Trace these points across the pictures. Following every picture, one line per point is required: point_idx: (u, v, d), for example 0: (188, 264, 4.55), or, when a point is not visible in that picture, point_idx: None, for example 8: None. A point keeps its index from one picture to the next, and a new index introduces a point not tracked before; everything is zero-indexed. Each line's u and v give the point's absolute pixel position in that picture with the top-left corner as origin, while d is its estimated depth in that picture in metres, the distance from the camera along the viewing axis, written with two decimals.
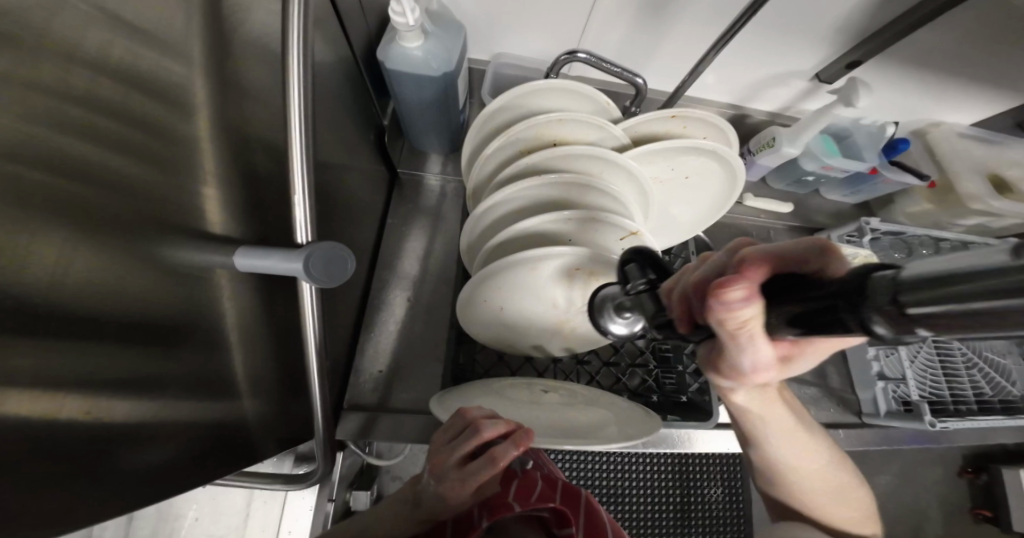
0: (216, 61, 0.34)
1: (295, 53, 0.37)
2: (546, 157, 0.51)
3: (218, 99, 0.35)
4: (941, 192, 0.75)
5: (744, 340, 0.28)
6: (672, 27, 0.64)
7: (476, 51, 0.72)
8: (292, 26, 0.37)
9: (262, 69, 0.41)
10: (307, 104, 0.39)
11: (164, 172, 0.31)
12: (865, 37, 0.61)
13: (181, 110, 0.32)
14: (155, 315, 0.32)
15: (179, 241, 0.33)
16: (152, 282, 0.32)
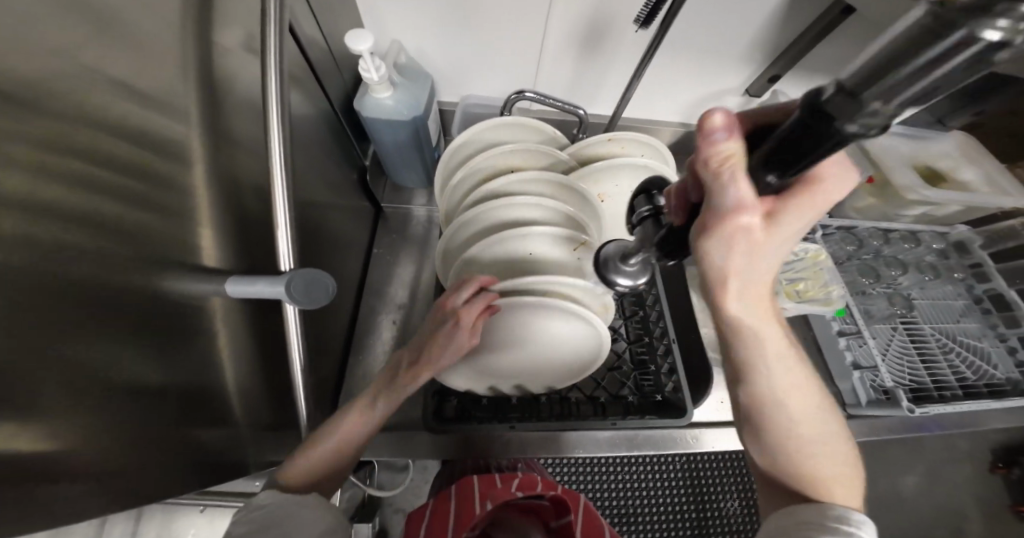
0: (205, 120, 0.42)
1: (275, 112, 0.45)
2: (501, 185, 0.58)
3: (206, 151, 0.42)
4: (879, 187, 0.80)
5: (733, 185, 0.26)
6: (612, 61, 0.73)
7: (443, 95, 0.81)
8: (271, 92, 0.45)
9: (244, 124, 0.48)
10: (287, 153, 0.47)
11: (165, 213, 0.38)
12: (779, 54, 0.68)
13: (178, 164, 0.39)
14: (162, 336, 0.39)
15: (177, 272, 0.40)
16: (157, 306, 0.38)
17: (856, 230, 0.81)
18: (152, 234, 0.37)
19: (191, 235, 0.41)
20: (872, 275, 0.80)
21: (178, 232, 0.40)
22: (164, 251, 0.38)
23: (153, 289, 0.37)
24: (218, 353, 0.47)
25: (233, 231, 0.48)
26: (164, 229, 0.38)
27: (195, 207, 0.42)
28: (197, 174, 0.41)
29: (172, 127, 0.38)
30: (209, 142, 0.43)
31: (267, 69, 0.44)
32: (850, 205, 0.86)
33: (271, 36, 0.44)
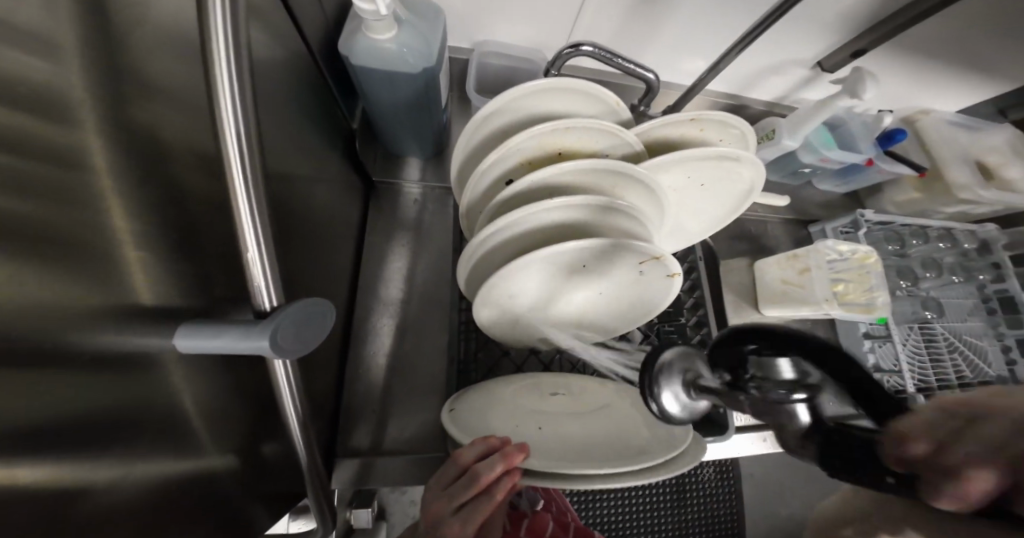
0: (94, 62, 0.25)
1: (225, 57, 0.28)
2: (552, 175, 0.45)
3: (106, 113, 0.26)
4: (929, 181, 0.73)
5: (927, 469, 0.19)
6: (674, 11, 0.58)
7: (451, 40, 0.64)
8: (214, 21, 0.28)
9: (169, 70, 0.32)
10: (249, 120, 0.30)
11: (32, 220, 0.22)
12: (872, 25, 0.57)
13: (45, 136, 0.23)
14: (72, 426, 0.25)
15: (81, 323, 0.25)
16: (44, 377, 0.23)
17: (894, 226, 0.76)
18: (9, 276, 0.21)
19: (104, 260, 0.26)
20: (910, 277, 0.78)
21: (66, 263, 0.24)
22: (38, 296, 0.23)
23: (27, 365, 0.22)
24: (179, 411, 0.33)
25: (177, 238, 0.33)
26: (39, 262, 0.23)
27: (100, 216, 0.26)
28: (94, 156, 0.25)
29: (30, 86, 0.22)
30: (113, 107, 0.27)
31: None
32: (890, 198, 0.79)
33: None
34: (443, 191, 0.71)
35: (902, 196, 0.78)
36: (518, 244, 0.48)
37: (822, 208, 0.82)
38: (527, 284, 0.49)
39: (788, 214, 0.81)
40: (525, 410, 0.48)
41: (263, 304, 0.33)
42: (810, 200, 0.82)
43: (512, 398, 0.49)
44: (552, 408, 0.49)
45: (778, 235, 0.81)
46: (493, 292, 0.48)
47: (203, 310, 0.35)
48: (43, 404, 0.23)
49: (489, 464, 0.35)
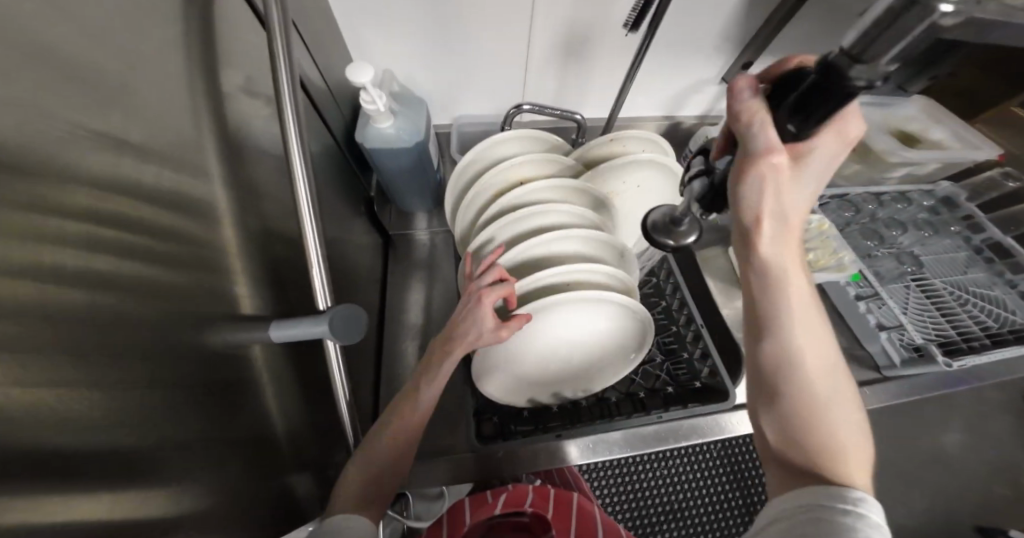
0: (230, 175, 0.43)
1: (297, 154, 0.45)
2: (515, 197, 0.60)
3: (234, 204, 0.43)
4: (863, 153, 0.83)
5: (762, 131, 0.32)
6: (596, 63, 0.77)
7: (437, 119, 0.85)
8: (289, 133, 0.44)
9: (259, 174, 0.49)
10: (314, 204, 0.47)
11: (200, 271, 0.37)
12: (746, 42, 0.73)
13: (209, 220, 0.39)
14: (207, 388, 0.37)
15: (218, 322, 0.39)
16: (203, 356, 0.36)
17: (848, 198, 0.84)
18: (186, 287, 0.35)
19: (223, 281, 0.40)
20: (875, 236, 0.83)
21: (208, 286, 0.38)
22: (198, 297, 0.36)
23: (192, 343, 0.35)
24: (261, 385, 0.45)
25: (261, 271, 0.47)
26: (204, 286, 0.37)
27: (229, 263, 0.41)
28: (228, 228, 0.42)
29: (200, 186, 0.38)
30: (236, 202, 0.44)
31: (284, 115, 0.44)
32: (839, 174, 0.89)
33: (283, 82, 0.44)
34: (446, 234, 0.86)
35: (848, 169, 0.87)
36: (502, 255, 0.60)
37: None
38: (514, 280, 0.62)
39: None
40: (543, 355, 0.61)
41: (320, 302, 0.47)
42: None
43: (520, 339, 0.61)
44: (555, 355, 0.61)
45: None
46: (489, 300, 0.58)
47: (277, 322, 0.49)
48: (197, 373, 0.36)
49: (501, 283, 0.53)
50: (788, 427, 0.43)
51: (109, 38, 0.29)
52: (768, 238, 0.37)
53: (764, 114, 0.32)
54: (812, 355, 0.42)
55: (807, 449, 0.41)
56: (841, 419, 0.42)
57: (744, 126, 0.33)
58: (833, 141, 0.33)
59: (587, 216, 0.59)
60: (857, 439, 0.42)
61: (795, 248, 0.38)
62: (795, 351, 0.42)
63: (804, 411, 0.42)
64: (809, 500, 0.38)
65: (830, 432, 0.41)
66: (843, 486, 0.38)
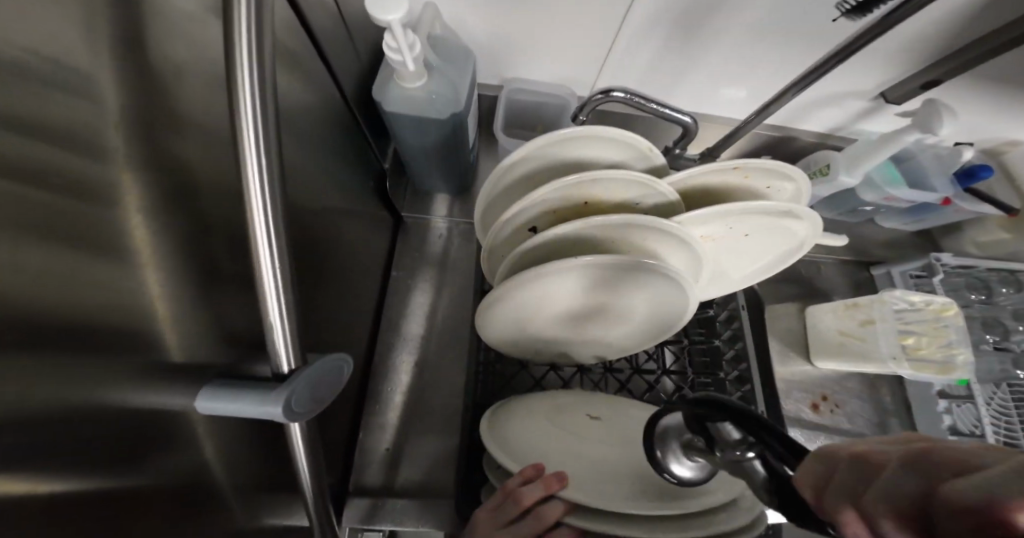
0: (138, 146, 0.26)
1: (250, 90, 0.26)
2: (576, 230, 0.43)
3: (150, 193, 0.27)
4: (1021, 221, 0.64)
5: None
6: (715, 40, 0.56)
7: (482, 77, 0.65)
8: (239, 52, 0.26)
9: (205, 145, 0.32)
10: (279, 227, 0.29)
11: (51, 323, 0.21)
12: (948, 54, 0.51)
13: (85, 228, 0.23)
14: (106, 497, 0.25)
15: (112, 393, 0.25)
16: (67, 459, 0.23)
17: (978, 273, 0.66)
18: (43, 365, 0.21)
19: (137, 330, 0.26)
20: (998, 330, 0.66)
21: (82, 342, 0.23)
22: (75, 373, 0.23)
23: (60, 448, 0.22)
24: (195, 451, 0.33)
25: (206, 294, 0.33)
26: (74, 346, 0.23)
27: (138, 294, 0.26)
28: (135, 237, 0.26)
29: (78, 176, 0.22)
30: (152, 191, 0.27)
31: (231, 21, 0.25)
32: (971, 238, 0.70)
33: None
34: (469, 226, 0.70)
35: (988, 236, 0.68)
36: (528, 297, 0.46)
37: (887, 247, 0.74)
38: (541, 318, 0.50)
39: (845, 253, 0.73)
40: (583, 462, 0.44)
41: (282, 365, 0.32)
42: (872, 239, 0.75)
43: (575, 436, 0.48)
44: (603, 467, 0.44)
45: (832, 277, 0.73)
46: (500, 313, 0.49)
47: (230, 362, 0.36)
48: (81, 488, 0.24)
49: (530, 488, 0.37)
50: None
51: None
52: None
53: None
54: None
55: None
56: None
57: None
58: None
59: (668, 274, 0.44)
60: None
61: None
62: None
63: None
64: None
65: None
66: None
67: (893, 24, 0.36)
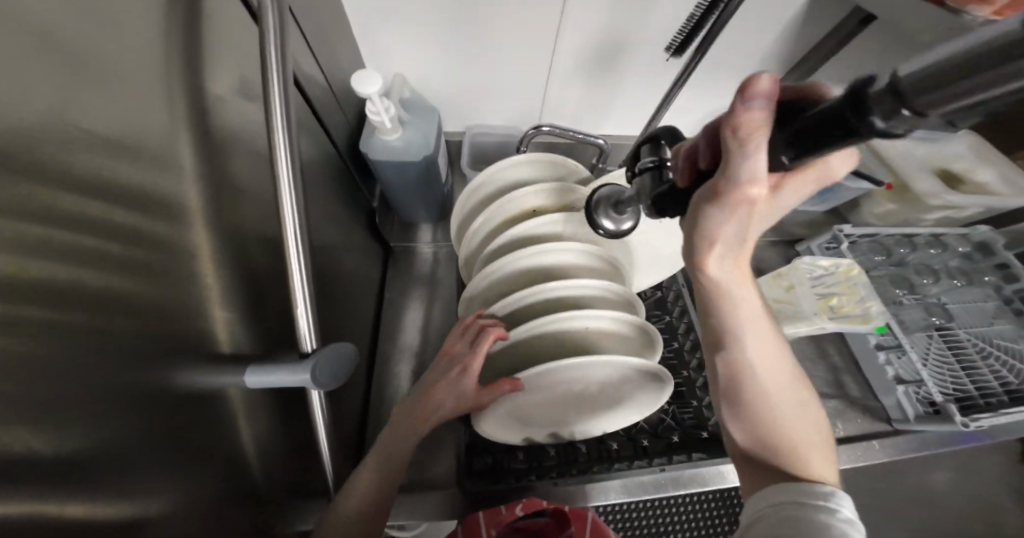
0: (210, 196, 0.38)
1: (284, 159, 0.36)
2: (526, 230, 0.55)
3: (214, 228, 0.38)
4: (899, 192, 0.80)
5: (755, 154, 0.26)
6: (624, 76, 0.72)
7: (448, 125, 0.81)
8: (276, 133, 0.36)
9: (251, 194, 0.44)
10: (305, 241, 0.39)
11: (157, 312, 0.32)
12: (795, 63, 0.66)
13: (174, 251, 0.34)
14: (173, 456, 0.34)
15: (186, 368, 0.35)
16: (162, 410, 0.32)
17: (879, 238, 0.79)
18: (140, 348, 0.30)
19: (200, 324, 0.37)
20: (905, 284, 0.78)
21: (171, 328, 0.33)
22: (166, 350, 0.33)
23: (157, 401, 0.32)
24: (237, 427, 0.41)
25: (246, 301, 0.43)
26: (165, 331, 0.33)
27: (204, 297, 0.37)
28: (203, 257, 0.37)
29: (163, 223, 0.33)
30: (215, 227, 0.38)
31: (270, 111, 0.36)
32: (869, 212, 0.84)
33: (271, 76, 0.35)
34: (451, 249, 0.82)
35: (881, 209, 0.83)
36: (501, 288, 0.56)
37: (806, 227, 0.88)
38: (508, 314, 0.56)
39: (772, 236, 0.86)
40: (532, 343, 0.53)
41: (305, 346, 0.40)
42: (791, 221, 0.88)
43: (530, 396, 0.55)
44: (549, 338, 0.53)
45: (767, 258, 0.86)
46: (473, 307, 0.58)
47: (263, 356, 0.46)
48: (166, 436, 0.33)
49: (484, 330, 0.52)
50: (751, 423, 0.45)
51: (35, 54, 0.23)
52: (718, 261, 0.36)
53: (765, 131, 0.26)
54: (763, 346, 0.44)
55: (771, 434, 0.44)
56: (793, 417, 0.44)
57: (726, 143, 0.26)
58: (803, 188, 0.32)
59: (593, 249, 0.54)
60: (813, 429, 0.44)
61: (743, 273, 0.40)
62: (749, 360, 0.44)
63: (763, 417, 0.44)
64: (774, 495, 0.39)
65: (788, 424, 0.43)
66: (811, 481, 0.40)
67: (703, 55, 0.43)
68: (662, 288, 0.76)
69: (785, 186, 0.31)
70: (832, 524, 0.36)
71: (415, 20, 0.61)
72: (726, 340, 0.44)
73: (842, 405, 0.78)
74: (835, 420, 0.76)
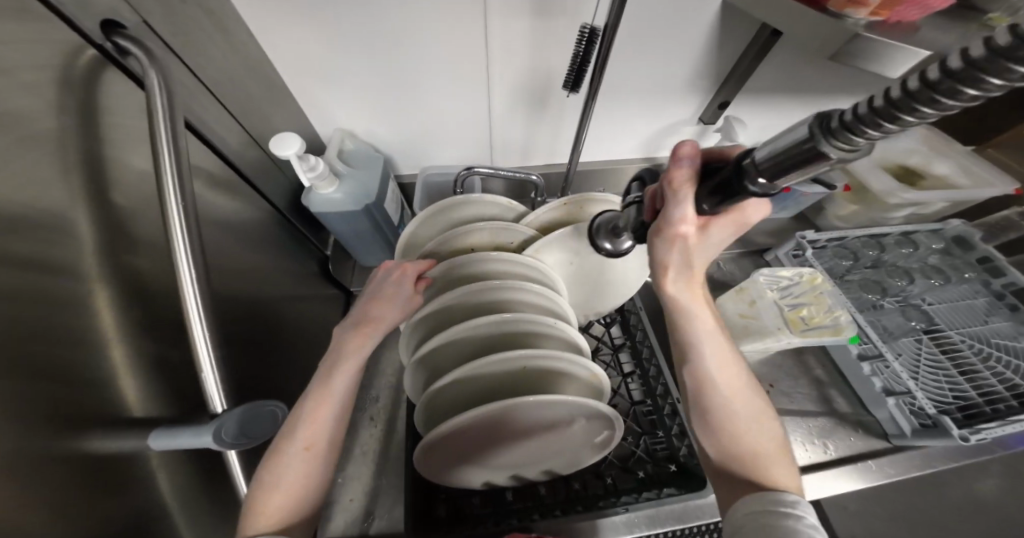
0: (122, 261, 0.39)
1: (179, 219, 0.37)
2: (456, 269, 0.55)
3: (127, 289, 0.39)
4: (859, 193, 0.78)
5: (682, 204, 0.33)
6: (561, 109, 0.73)
7: (403, 170, 0.83)
8: (170, 194, 0.37)
9: None
10: (207, 298, 0.39)
11: (49, 379, 0.32)
12: (723, 80, 0.68)
13: (72, 318, 0.34)
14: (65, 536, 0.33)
15: (87, 435, 0.35)
16: (50, 480, 0.32)
17: (846, 242, 0.76)
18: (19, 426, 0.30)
19: (107, 389, 0.37)
20: (877, 288, 0.75)
21: (68, 393, 0.34)
22: (62, 417, 0.33)
23: (45, 470, 0.32)
24: (154, 491, 0.41)
25: (171, 361, 0.44)
26: (61, 398, 0.33)
27: (113, 362, 0.37)
28: (109, 321, 0.37)
29: (55, 296, 0.33)
30: (127, 290, 0.39)
31: (161, 174, 0.37)
32: (833, 215, 0.83)
33: (161, 140, 0.37)
34: None
35: (844, 211, 0.81)
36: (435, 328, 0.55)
37: (772, 236, 0.86)
38: (438, 358, 0.55)
39: (736, 249, 0.85)
40: (461, 385, 0.52)
41: (215, 406, 0.40)
42: (755, 231, 0.87)
43: (472, 447, 0.52)
44: (475, 379, 0.51)
45: (734, 271, 0.84)
46: (410, 349, 0.57)
47: (189, 415, 0.45)
48: (53, 508, 0.32)
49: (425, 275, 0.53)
50: (720, 437, 0.41)
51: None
52: (673, 282, 0.39)
53: (691, 186, 0.33)
54: (725, 359, 0.41)
55: (738, 447, 0.40)
56: (758, 428, 0.40)
57: (666, 192, 0.34)
58: (726, 228, 0.35)
59: (516, 283, 0.53)
60: (779, 438, 0.41)
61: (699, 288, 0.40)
62: (711, 373, 0.41)
63: (729, 432, 0.40)
64: (745, 507, 0.37)
65: (752, 434, 0.40)
66: (775, 489, 0.37)
67: (598, 85, 0.45)
68: (623, 312, 0.75)
69: (712, 228, 0.34)
70: (799, 531, 0.34)
71: (350, 80, 0.64)
72: (687, 353, 0.41)
73: (831, 423, 0.70)
74: (825, 440, 0.68)
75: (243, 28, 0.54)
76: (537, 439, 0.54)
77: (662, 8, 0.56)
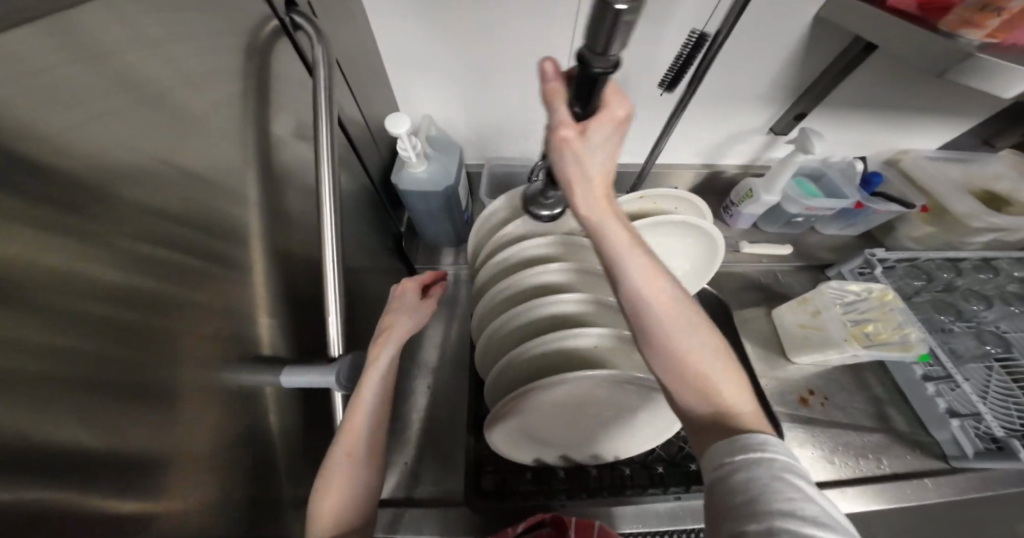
0: (265, 218, 0.44)
1: (328, 190, 0.43)
2: (530, 250, 0.58)
3: (266, 244, 0.45)
4: (936, 215, 0.76)
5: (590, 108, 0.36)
6: (632, 110, 0.76)
7: (470, 159, 0.88)
8: (322, 167, 0.43)
9: (298, 215, 0.51)
10: (338, 259, 0.45)
11: (219, 314, 0.38)
12: (803, 92, 0.68)
13: (234, 263, 0.40)
14: (217, 445, 0.38)
15: (236, 366, 0.40)
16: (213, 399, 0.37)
17: (918, 262, 0.74)
18: (201, 343, 0.35)
19: (249, 329, 0.42)
20: (951, 310, 0.72)
21: (228, 328, 0.39)
22: (224, 347, 0.38)
23: (212, 390, 0.37)
24: (269, 423, 0.46)
25: (286, 311, 0.49)
26: (224, 332, 0.38)
27: (254, 306, 0.43)
28: (254, 270, 0.43)
29: (228, 241, 0.39)
30: (267, 246, 0.45)
31: (319, 147, 0.43)
32: (905, 235, 0.81)
33: (321, 116, 0.43)
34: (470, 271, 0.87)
35: (917, 232, 0.79)
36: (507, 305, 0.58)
37: (835, 251, 0.85)
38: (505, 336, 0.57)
39: (797, 261, 0.84)
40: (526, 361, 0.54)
41: (333, 352, 0.45)
42: (818, 244, 0.86)
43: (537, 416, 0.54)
44: (541, 357, 0.53)
45: (794, 283, 0.83)
46: (481, 324, 0.61)
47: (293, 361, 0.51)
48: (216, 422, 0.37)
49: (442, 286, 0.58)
50: (677, 370, 0.36)
51: (143, 106, 0.29)
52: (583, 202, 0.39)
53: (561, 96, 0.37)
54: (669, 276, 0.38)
55: (700, 380, 0.36)
56: (715, 360, 0.36)
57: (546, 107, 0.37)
58: (602, 128, 0.37)
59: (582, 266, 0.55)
60: (735, 375, 0.37)
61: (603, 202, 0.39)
62: (657, 292, 0.37)
63: (689, 361, 0.36)
64: (727, 448, 0.32)
65: (709, 368, 0.36)
66: (744, 431, 0.33)
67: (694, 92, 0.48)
68: None
69: (591, 130, 0.36)
70: (769, 480, 0.30)
71: (442, 70, 0.69)
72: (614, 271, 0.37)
73: (887, 440, 0.68)
74: (879, 456, 0.67)
75: (362, 19, 0.59)
76: (591, 414, 0.56)
77: (756, 18, 0.58)
